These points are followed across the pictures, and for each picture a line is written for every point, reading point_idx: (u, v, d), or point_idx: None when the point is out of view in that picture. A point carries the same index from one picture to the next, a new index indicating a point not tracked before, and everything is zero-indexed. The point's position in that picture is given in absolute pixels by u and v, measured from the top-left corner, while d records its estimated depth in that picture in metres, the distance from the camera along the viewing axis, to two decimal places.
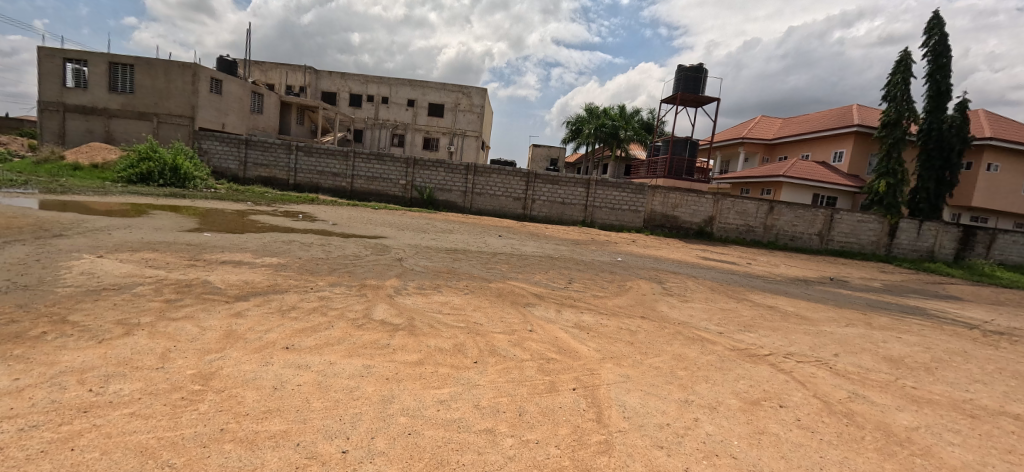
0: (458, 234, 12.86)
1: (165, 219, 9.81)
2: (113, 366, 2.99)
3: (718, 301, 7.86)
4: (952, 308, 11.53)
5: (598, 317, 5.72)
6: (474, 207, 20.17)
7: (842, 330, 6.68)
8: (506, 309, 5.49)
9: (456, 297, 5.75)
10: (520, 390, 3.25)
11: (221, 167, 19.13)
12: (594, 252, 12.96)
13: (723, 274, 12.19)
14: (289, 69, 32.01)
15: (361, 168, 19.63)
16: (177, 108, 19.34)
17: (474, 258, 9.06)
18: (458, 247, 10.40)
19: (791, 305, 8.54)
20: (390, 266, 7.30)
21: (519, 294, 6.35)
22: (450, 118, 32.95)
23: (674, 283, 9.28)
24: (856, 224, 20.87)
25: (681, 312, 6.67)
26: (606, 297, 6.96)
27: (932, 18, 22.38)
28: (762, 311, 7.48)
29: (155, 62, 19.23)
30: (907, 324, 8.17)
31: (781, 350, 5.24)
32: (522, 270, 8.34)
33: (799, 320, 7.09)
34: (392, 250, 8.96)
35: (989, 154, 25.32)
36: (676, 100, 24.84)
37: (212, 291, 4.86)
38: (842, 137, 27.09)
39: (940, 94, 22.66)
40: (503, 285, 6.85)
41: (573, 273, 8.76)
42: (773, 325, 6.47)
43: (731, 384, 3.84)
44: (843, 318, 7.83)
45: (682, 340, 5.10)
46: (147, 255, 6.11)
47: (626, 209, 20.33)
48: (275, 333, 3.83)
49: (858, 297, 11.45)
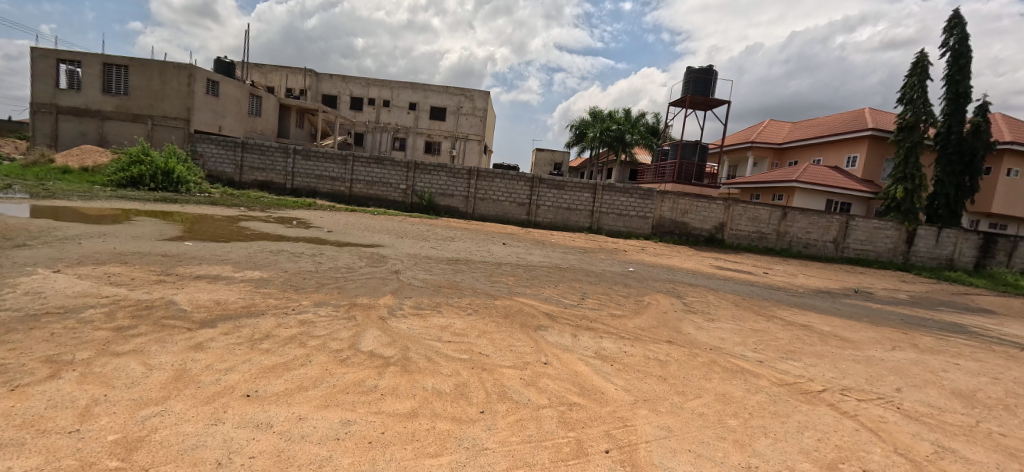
0: (460, 242, 12.18)
1: (146, 226, 9.12)
2: (12, 430, 2.30)
3: (746, 320, 7.15)
4: (990, 325, 10.90)
5: (620, 343, 5.01)
6: (477, 212, 19.50)
7: (892, 356, 6.08)
8: (517, 334, 4.80)
9: (457, 319, 5.04)
10: (540, 457, 2.55)
11: (217, 170, 18.53)
12: (604, 261, 12.30)
13: (743, 285, 11.43)
14: (289, 71, 31.51)
15: (361, 172, 19.01)
16: (172, 109, 18.67)
17: (477, 270, 8.35)
18: (461, 257, 9.73)
19: (826, 324, 7.82)
20: (385, 280, 6.62)
21: (529, 314, 5.64)
22: (452, 121, 32.38)
23: (695, 298, 8.58)
24: (872, 231, 20.10)
25: (710, 335, 5.92)
26: (626, 317, 6.24)
27: (951, 17, 21.82)
28: (798, 332, 6.80)
29: (151, 63, 18.65)
30: (953, 347, 7.50)
31: (835, 385, 4.60)
32: (529, 283, 7.62)
33: (840, 343, 6.46)
34: (389, 261, 8.29)
35: (1009, 160, 24.63)
36: (686, 102, 24.11)
37: (173, 314, 4.14)
38: (855, 141, 26.36)
39: (960, 95, 22.05)
40: (510, 302, 6.16)
41: (586, 286, 8.07)
42: (816, 350, 5.79)
43: (796, 438, 3.19)
44: (886, 340, 7.15)
45: (722, 373, 4.43)
46: (111, 269, 5.38)
47: (634, 215, 19.58)
48: (237, 373, 3.14)
49: (889, 312, 10.72)
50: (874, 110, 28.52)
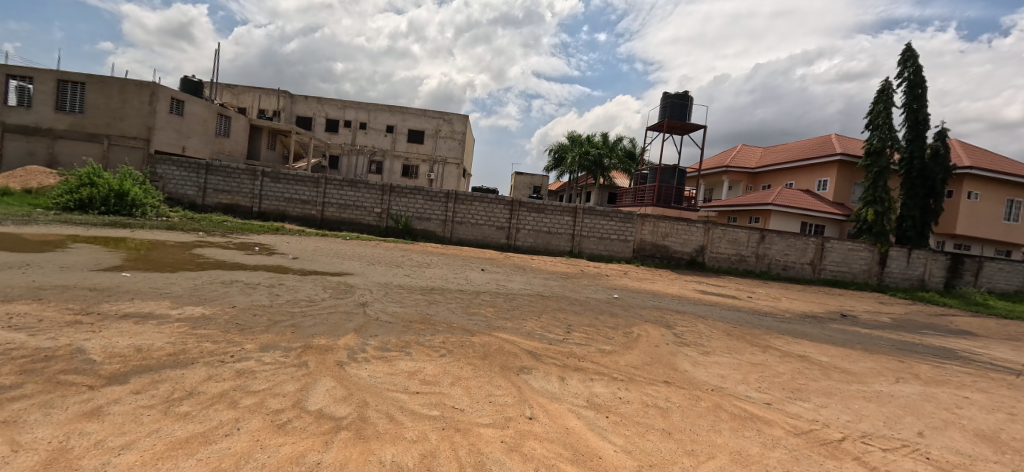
0: (436, 269, 11.52)
1: (83, 255, 8.20)
2: None
3: (743, 352, 6.67)
4: (977, 348, 10.76)
5: (613, 387, 4.41)
6: (454, 237, 18.86)
7: (898, 390, 5.69)
8: (496, 379, 4.19)
9: (427, 362, 4.38)
10: None
11: (177, 192, 17.47)
12: (587, 287, 11.77)
13: (730, 311, 11.03)
14: (262, 92, 30.72)
15: (333, 194, 18.26)
16: (131, 129, 17.59)
17: (454, 300, 7.70)
18: (436, 286, 9.05)
19: (822, 354, 7.40)
20: (349, 316, 5.91)
21: (509, 354, 5.02)
22: (430, 144, 31.95)
23: (684, 327, 8.10)
24: (847, 253, 20.22)
25: (709, 373, 5.39)
26: (616, 354, 5.67)
27: (905, 50, 22.76)
28: (797, 365, 6.36)
29: (110, 80, 17.66)
30: (953, 376, 7.14)
31: (853, 431, 4.13)
32: (510, 315, 6.99)
33: (843, 376, 6.03)
34: (357, 291, 7.59)
35: (970, 183, 25.49)
36: (663, 127, 24.22)
37: (74, 368, 3.38)
38: (826, 166, 26.93)
39: (919, 123, 22.85)
40: (490, 339, 5.52)
41: (570, 317, 7.50)
42: (822, 386, 5.34)
43: None
44: (886, 371, 6.75)
45: (732, 423, 3.91)
46: (17, 308, 4.58)
47: (615, 238, 19.21)
48: (135, 452, 2.45)
49: (879, 337, 10.46)
50: (842, 135, 29.29)
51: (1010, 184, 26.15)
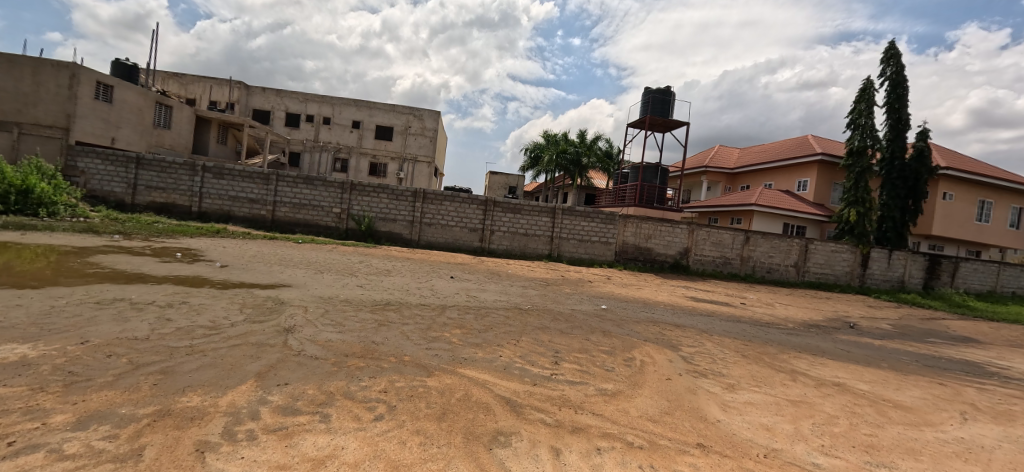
0: (396, 277, 9.87)
1: None
2: None
3: (772, 382, 5.36)
4: (992, 359, 9.86)
5: (632, 464, 2.95)
6: (423, 239, 17.22)
7: (980, 434, 4.42)
8: (455, 464, 2.67)
9: (349, 436, 2.83)
10: None
11: (103, 189, 15.31)
12: (572, 297, 10.35)
13: (730, 322, 9.81)
14: (214, 83, 28.38)
15: (286, 192, 16.36)
16: (46, 116, 15.32)
17: (413, 321, 6.11)
18: (392, 299, 7.45)
19: (858, 380, 6.14)
20: (260, 350, 4.31)
21: (479, 408, 3.51)
22: (399, 141, 30.14)
23: (689, 346, 6.82)
24: (830, 254, 19.49)
25: (748, 422, 4.01)
26: (623, 397, 4.23)
27: (887, 50, 22.27)
28: (841, 398, 5.09)
29: (22, 60, 15.36)
30: (1008, 404, 5.99)
31: None
32: (481, 341, 5.48)
33: (903, 415, 4.76)
34: (286, 309, 5.97)
35: (945, 184, 25.35)
36: (644, 123, 23.11)
37: None
38: (806, 166, 26.40)
39: (900, 123, 22.43)
40: (452, 381, 4.01)
41: (555, 339, 6.05)
42: (897, 438, 4.02)
43: None
44: (942, 403, 5.47)
45: None
46: None
47: (596, 240, 17.89)
48: None
49: (896, 350, 9.38)
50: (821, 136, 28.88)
51: (984, 186, 26.12)
